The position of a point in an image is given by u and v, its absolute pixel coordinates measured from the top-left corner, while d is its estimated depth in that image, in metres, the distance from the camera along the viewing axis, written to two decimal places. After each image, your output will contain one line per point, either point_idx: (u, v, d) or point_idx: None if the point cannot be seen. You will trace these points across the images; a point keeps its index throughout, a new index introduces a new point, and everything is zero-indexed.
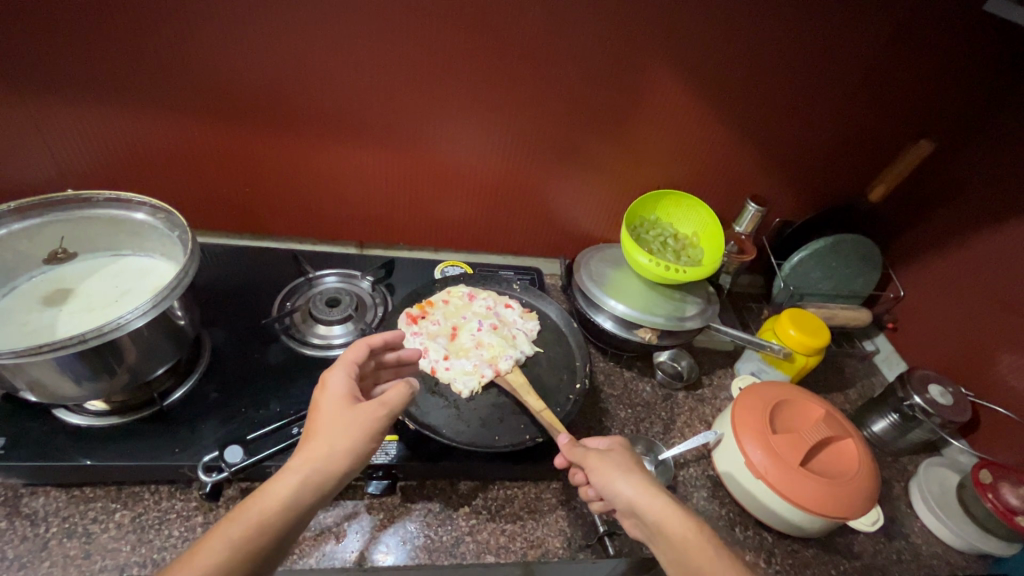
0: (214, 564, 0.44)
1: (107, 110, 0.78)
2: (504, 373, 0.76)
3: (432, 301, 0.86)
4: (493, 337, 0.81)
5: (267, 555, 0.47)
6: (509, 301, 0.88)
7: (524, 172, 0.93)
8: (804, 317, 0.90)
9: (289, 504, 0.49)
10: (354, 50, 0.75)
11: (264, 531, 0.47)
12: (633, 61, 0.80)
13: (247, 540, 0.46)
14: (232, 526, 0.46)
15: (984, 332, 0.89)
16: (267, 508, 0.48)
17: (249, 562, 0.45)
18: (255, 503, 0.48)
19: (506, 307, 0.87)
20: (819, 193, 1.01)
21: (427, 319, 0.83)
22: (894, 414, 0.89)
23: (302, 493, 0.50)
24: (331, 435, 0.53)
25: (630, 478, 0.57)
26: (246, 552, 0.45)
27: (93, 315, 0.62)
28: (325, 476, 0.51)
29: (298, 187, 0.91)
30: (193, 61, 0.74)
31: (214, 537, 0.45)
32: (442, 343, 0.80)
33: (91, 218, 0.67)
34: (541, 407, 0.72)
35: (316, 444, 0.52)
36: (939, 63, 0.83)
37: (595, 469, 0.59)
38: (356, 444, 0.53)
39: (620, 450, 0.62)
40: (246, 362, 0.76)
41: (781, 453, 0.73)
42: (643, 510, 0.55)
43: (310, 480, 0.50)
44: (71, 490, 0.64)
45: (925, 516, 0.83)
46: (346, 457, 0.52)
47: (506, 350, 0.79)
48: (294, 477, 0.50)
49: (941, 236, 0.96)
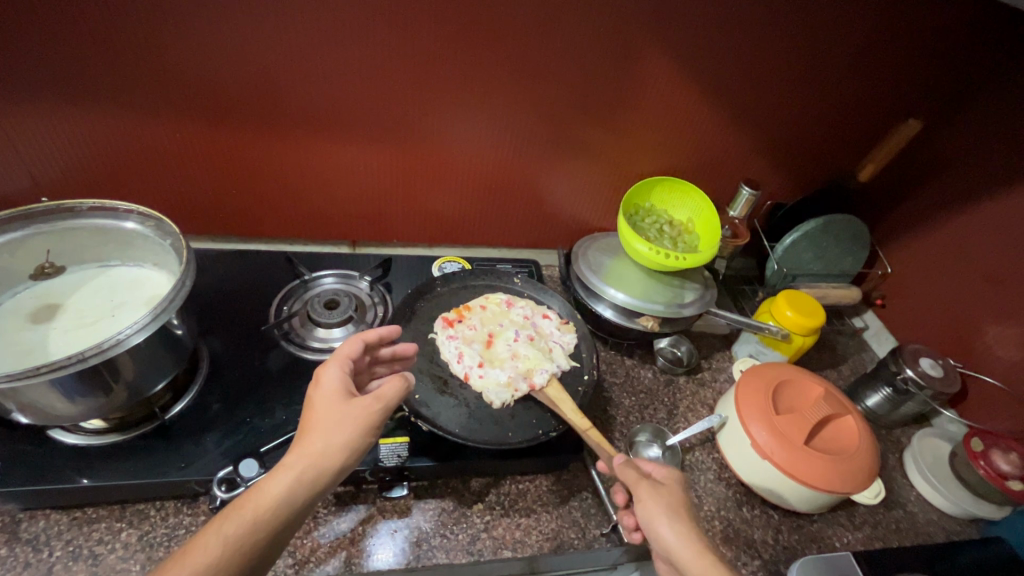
0: (208, 563, 0.44)
1: (81, 113, 0.74)
2: (538, 388, 0.75)
3: (469, 306, 0.85)
4: (529, 349, 0.79)
5: (262, 552, 0.47)
6: (547, 311, 0.88)
7: (517, 163, 0.92)
8: (799, 298, 0.92)
9: (283, 501, 0.48)
10: (341, 43, 0.73)
11: (259, 529, 0.47)
12: (628, 50, 0.79)
13: (241, 537, 0.46)
14: (227, 523, 0.46)
15: (970, 305, 0.92)
16: (261, 506, 0.47)
17: (243, 560, 0.46)
18: (248, 500, 0.48)
19: (543, 318, 0.86)
20: (808, 175, 1.03)
21: (465, 324, 0.82)
22: (887, 388, 0.91)
23: (296, 490, 0.49)
24: (326, 430, 0.52)
25: (675, 526, 0.56)
26: (242, 550, 0.46)
27: (85, 331, 0.60)
28: (321, 470, 0.50)
29: (288, 188, 0.89)
30: (176, 62, 0.71)
31: (207, 536, 0.45)
32: (476, 349, 0.79)
33: (77, 229, 0.64)
34: (586, 426, 0.71)
35: (311, 439, 0.51)
36: (924, 45, 0.85)
37: (644, 503, 0.59)
38: (353, 440, 0.52)
39: (674, 488, 0.60)
40: (247, 371, 0.74)
41: (786, 433, 0.74)
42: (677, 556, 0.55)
43: (304, 478, 0.50)
44: (71, 512, 0.62)
45: (920, 485, 0.87)
46: (341, 453, 0.51)
47: (542, 363, 0.77)
48: (288, 475, 0.49)
49: (926, 212, 0.98)
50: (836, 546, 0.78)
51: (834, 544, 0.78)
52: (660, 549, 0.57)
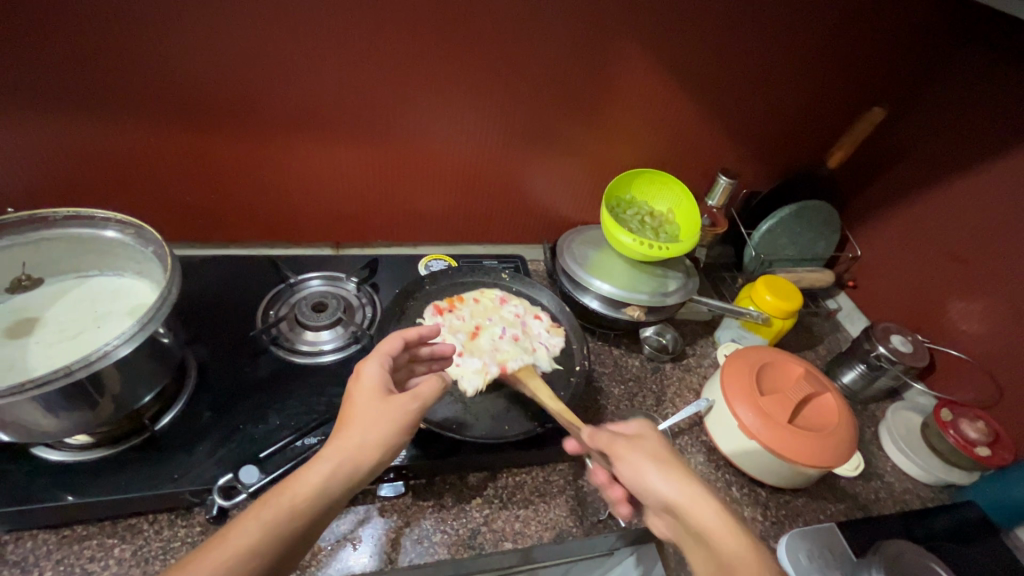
0: (249, 545, 0.44)
1: (49, 120, 0.71)
2: (511, 376, 0.75)
3: (462, 298, 0.87)
4: (511, 345, 0.80)
5: (296, 543, 0.47)
6: (539, 312, 0.88)
7: (501, 159, 0.93)
8: (778, 283, 0.95)
9: (319, 492, 0.49)
10: (324, 42, 0.72)
11: (294, 518, 0.47)
12: (606, 46, 0.81)
13: (279, 524, 0.46)
14: (265, 509, 0.47)
15: (936, 283, 0.96)
16: (299, 494, 0.48)
17: (281, 547, 0.46)
18: (286, 488, 0.48)
19: (534, 318, 0.86)
20: (781, 163, 1.06)
21: (454, 313, 0.84)
22: (862, 364, 0.95)
23: (331, 482, 0.49)
24: (364, 425, 0.52)
25: (666, 476, 0.57)
26: (280, 536, 0.46)
27: (67, 345, 0.58)
28: (356, 466, 0.51)
29: (268, 190, 0.87)
30: (148, 65, 0.69)
31: (245, 520, 0.46)
32: (460, 339, 0.80)
33: (53, 239, 0.62)
34: (562, 410, 0.69)
35: (349, 434, 0.52)
36: (885, 35, 0.89)
37: (629, 461, 0.59)
38: (388, 435, 0.53)
39: (652, 441, 0.62)
40: (236, 377, 0.73)
41: (770, 413, 0.77)
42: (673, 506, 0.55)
43: (340, 470, 0.50)
44: (60, 530, 0.60)
45: (896, 456, 0.91)
46: (377, 449, 0.52)
47: (519, 355, 0.77)
48: (325, 465, 0.50)
49: (892, 196, 1.02)
50: (821, 519, 0.81)
51: (820, 517, 0.81)
52: (658, 503, 0.58)
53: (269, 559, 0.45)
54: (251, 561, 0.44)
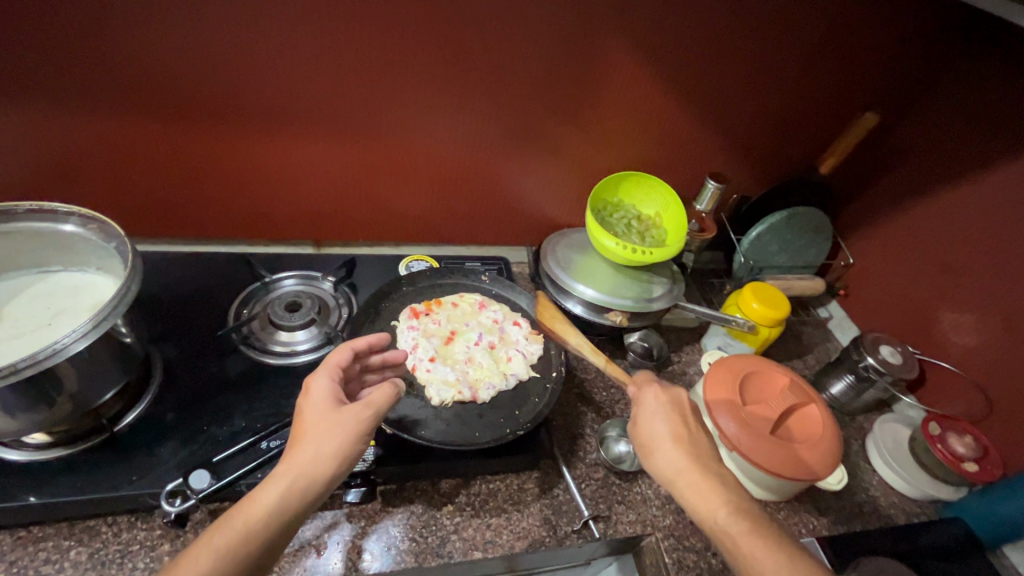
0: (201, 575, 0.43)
1: (18, 111, 0.70)
2: (480, 402, 0.75)
3: (441, 301, 0.86)
4: (485, 357, 0.80)
5: (256, 562, 0.46)
6: (519, 318, 0.87)
7: (485, 160, 0.91)
8: (765, 290, 0.93)
9: (274, 513, 0.48)
10: (300, 37, 0.70)
11: (249, 539, 0.46)
12: (592, 47, 0.79)
13: (232, 548, 0.45)
14: (217, 536, 0.46)
15: (928, 293, 0.94)
16: (251, 517, 0.47)
17: (236, 569, 0.45)
18: (240, 512, 0.48)
19: (513, 325, 0.85)
20: (772, 169, 1.04)
21: (430, 317, 0.83)
22: (850, 375, 0.93)
23: (287, 500, 0.49)
24: (316, 437, 0.52)
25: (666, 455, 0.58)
26: (230, 560, 0.45)
27: (22, 342, 0.57)
28: (313, 482, 0.50)
29: (246, 187, 0.86)
30: (121, 57, 0.68)
31: (197, 549, 0.45)
32: (434, 343, 0.80)
33: (13, 233, 0.60)
34: (607, 363, 0.74)
35: (301, 448, 0.51)
36: (879, 41, 0.87)
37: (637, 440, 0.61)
38: (342, 447, 0.52)
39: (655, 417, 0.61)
40: (204, 377, 0.71)
41: (750, 422, 0.75)
42: (687, 485, 0.56)
43: (295, 488, 0.49)
44: (15, 531, 0.59)
45: (882, 469, 0.89)
46: (333, 461, 0.51)
47: (491, 377, 0.77)
48: (278, 484, 0.49)
49: (885, 204, 1.00)
50: (803, 533, 0.79)
51: (801, 531, 0.79)
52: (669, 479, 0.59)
53: None
54: None
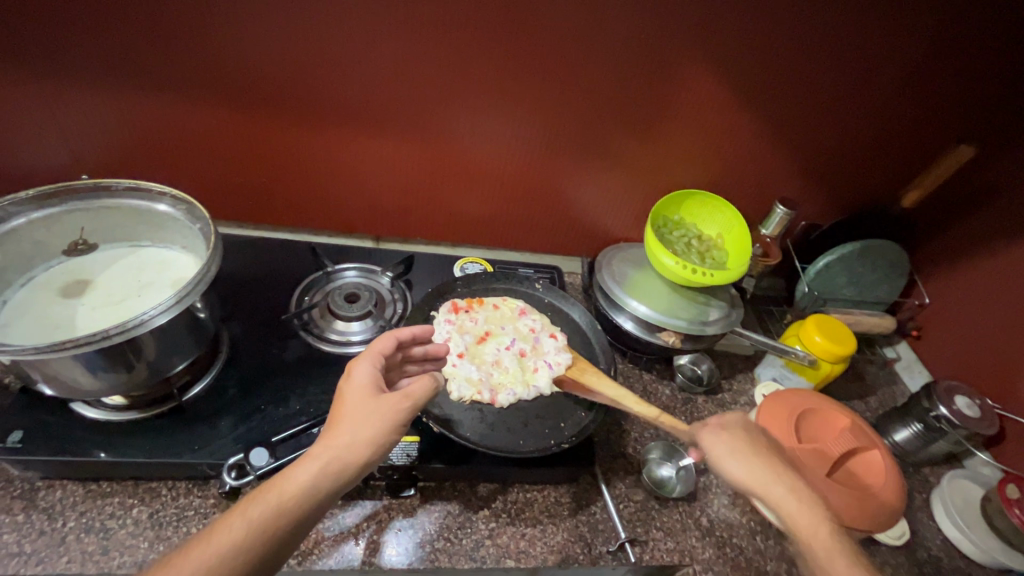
0: (234, 541, 0.45)
1: (123, 95, 0.76)
2: (496, 407, 0.74)
3: (482, 301, 0.86)
4: (513, 363, 0.79)
5: (282, 539, 0.48)
6: (556, 331, 0.84)
7: (547, 169, 0.91)
8: (829, 324, 0.89)
9: (306, 490, 0.49)
10: (381, 36, 0.73)
11: (281, 513, 0.48)
12: (666, 61, 0.78)
13: (264, 518, 0.47)
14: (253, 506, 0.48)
15: (1014, 344, 0.87)
16: (285, 492, 0.49)
17: (266, 544, 0.47)
18: (275, 486, 0.49)
19: (549, 337, 0.82)
20: (846, 198, 0.99)
21: (469, 314, 0.84)
22: (918, 424, 0.87)
23: (322, 479, 0.50)
24: (354, 422, 0.53)
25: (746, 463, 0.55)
26: (265, 533, 0.47)
27: (112, 310, 0.61)
28: (346, 465, 0.51)
29: (316, 179, 0.89)
30: (218, 49, 0.72)
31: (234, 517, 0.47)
32: (466, 341, 0.80)
33: (114, 208, 0.65)
34: (658, 416, 0.71)
35: (338, 432, 0.52)
36: (978, 70, 0.82)
37: (711, 443, 0.58)
38: (377, 435, 0.52)
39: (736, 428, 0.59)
40: (265, 358, 0.75)
41: (806, 464, 0.71)
42: (792, 522, 0.52)
43: (328, 470, 0.50)
44: (88, 484, 0.63)
45: (947, 528, 0.82)
46: (368, 448, 0.52)
47: (513, 385, 0.76)
48: (314, 464, 0.50)
49: (971, 245, 0.94)
50: None
51: None
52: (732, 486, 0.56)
53: (252, 555, 0.46)
54: (240, 557, 0.45)
